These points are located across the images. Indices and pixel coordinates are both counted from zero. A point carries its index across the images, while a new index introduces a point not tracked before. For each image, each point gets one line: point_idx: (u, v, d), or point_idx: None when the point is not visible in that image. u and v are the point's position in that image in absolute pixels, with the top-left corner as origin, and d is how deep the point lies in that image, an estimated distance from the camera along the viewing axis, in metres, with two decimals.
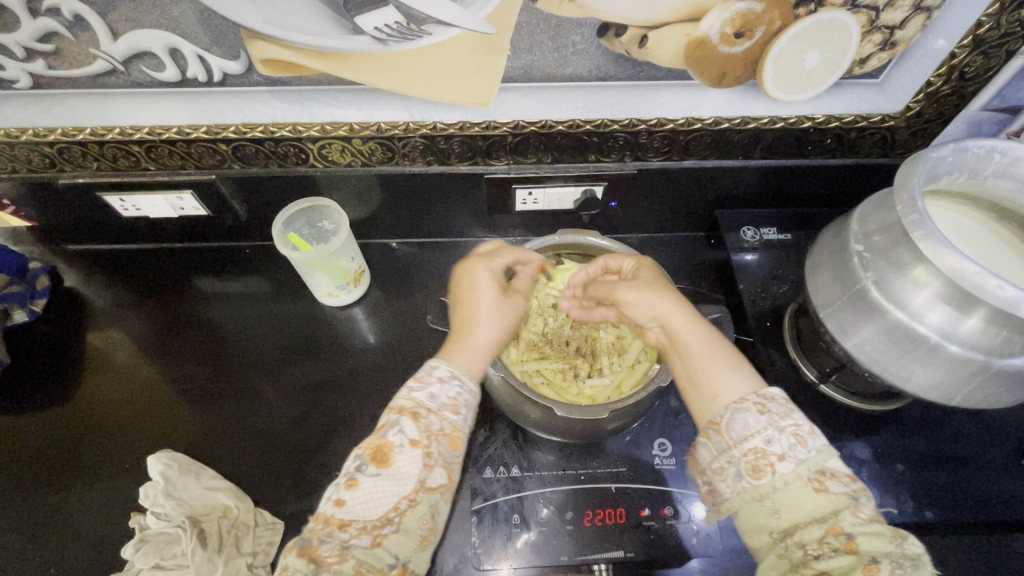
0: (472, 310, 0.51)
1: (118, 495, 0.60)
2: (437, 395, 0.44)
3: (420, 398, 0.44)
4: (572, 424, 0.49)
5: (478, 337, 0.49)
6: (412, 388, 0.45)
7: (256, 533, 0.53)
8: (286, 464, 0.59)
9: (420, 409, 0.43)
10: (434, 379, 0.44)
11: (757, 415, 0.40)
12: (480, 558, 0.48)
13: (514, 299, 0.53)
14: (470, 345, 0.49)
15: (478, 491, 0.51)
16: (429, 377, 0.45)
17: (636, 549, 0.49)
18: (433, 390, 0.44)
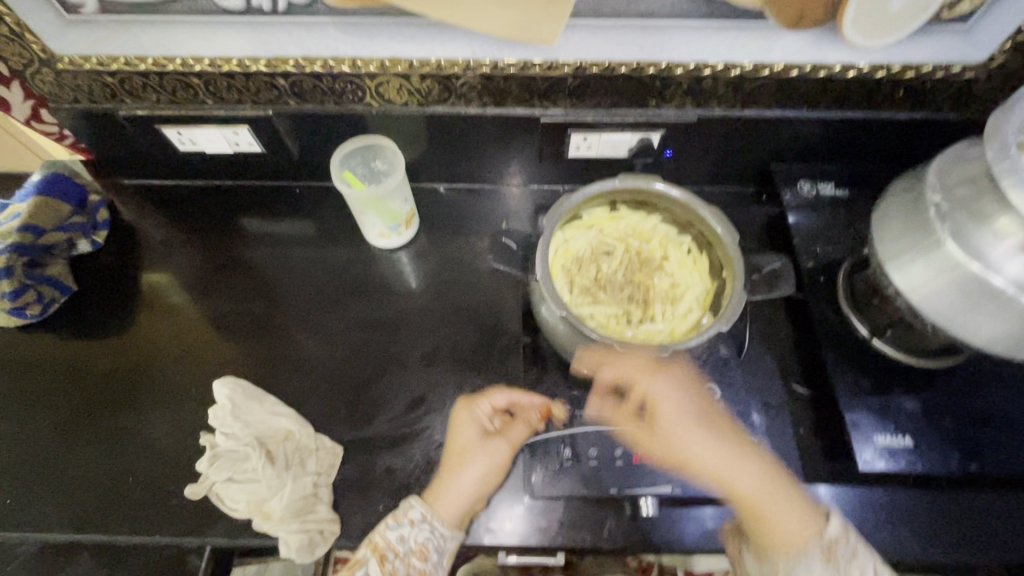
0: (457, 453, 0.54)
1: (186, 416, 0.62)
2: (406, 536, 0.50)
3: (391, 539, 0.49)
4: (626, 365, 0.51)
5: (457, 484, 0.52)
6: (388, 526, 0.50)
7: (319, 456, 0.55)
8: (341, 395, 0.61)
9: (388, 551, 0.49)
10: (405, 522, 0.50)
11: (822, 564, 0.42)
12: (535, 485, 0.52)
13: (496, 444, 0.54)
14: (450, 487, 0.52)
15: (533, 426, 0.55)
16: (404, 518, 0.50)
17: (682, 485, 0.51)
18: (404, 533, 0.50)
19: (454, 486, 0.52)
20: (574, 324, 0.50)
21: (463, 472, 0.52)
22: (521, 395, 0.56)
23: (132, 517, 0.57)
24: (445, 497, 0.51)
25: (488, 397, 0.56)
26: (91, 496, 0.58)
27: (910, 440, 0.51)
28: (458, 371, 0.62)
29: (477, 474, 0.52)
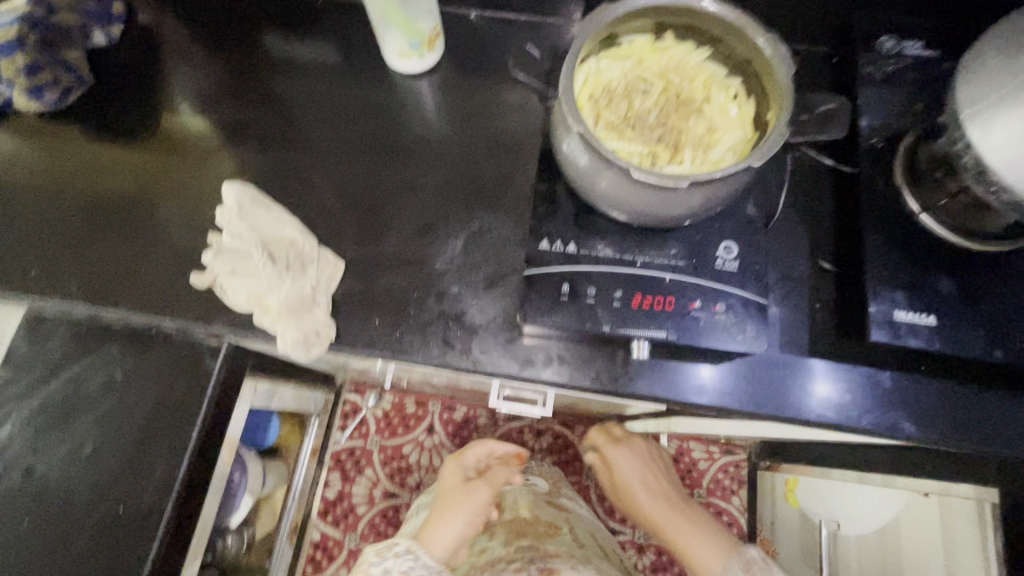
0: (450, 496, 0.89)
1: (200, 217, 0.63)
2: (390, 566, 0.73)
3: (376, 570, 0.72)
4: (643, 201, 0.46)
5: (447, 529, 0.83)
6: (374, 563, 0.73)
7: (320, 265, 0.56)
8: (352, 214, 0.61)
9: None
10: (389, 555, 0.74)
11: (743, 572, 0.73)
12: (528, 316, 0.50)
13: (477, 484, 0.92)
14: (439, 535, 0.82)
15: (534, 258, 0.51)
16: (388, 553, 0.75)
17: (678, 332, 0.48)
18: (387, 565, 0.72)
19: (441, 533, 0.82)
20: (592, 145, 0.44)
21: (455, 514, 0.85)
22: (498, 446, 1.04)
23: (144, 299, 0.60)
24: (435, 544, 0.81)
25: (472, 453, 1.02)
26: (105, 277, 0.61)
27: (934, 318, 0.48)
28: (467, 207, 0.60)
29: (465, 511, 0.85)
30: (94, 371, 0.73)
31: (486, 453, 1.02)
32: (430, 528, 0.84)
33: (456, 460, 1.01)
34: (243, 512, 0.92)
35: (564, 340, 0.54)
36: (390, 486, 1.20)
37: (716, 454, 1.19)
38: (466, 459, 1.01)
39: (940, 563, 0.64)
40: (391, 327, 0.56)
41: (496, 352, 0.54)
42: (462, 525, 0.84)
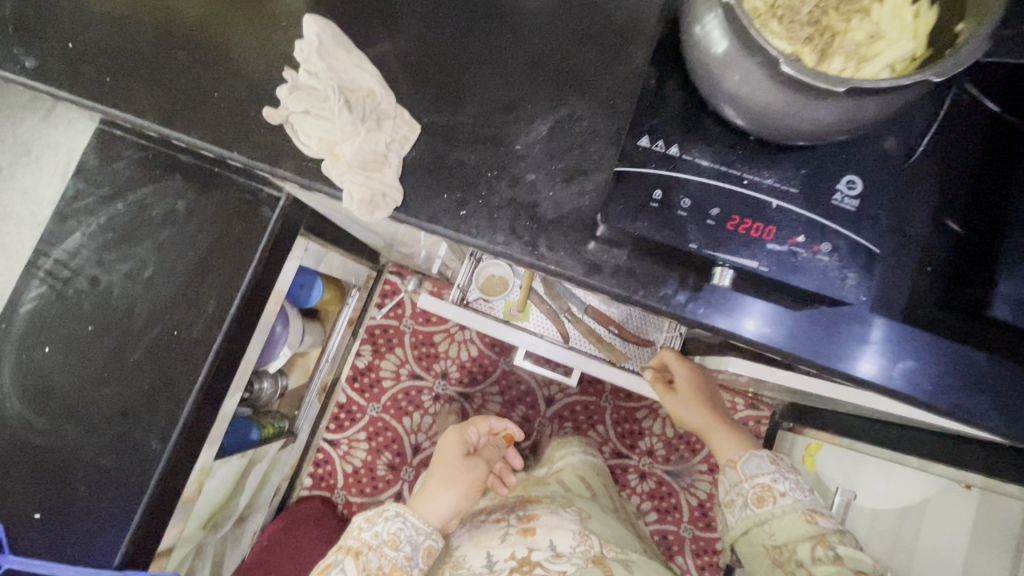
0: (442, 466, 0.85)
1: (273, 46, 0.59)
2: (381, 531, 0.71)
3: (367, 536, 0.71)
4: (777, 101, 0.39)
5: (444, 498, 0.79)
6: (367, 528, 0.72)
7: (396, 123, 0.53)
8: (435, 72, 0.55)
9: (362, 548, 0.70)
10: (379, 520, 0.72)
11: (768, 461, 0.71)
12: (610, 217, 0.46)
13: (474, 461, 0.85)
14: (435, 503, 0.78)
15: (628, 155, 0.46)
16: (379, 518, 0.73)
17: (771, 265, 0.44)
18: (378, 529, 0.72)
19: (444, 497, 0.79)
20: (745, 19, 0.37)
21: (452, 489, 0.80)
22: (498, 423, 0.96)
23: (210, 128, 0.57)
24: (435, 507, 0.78)
25: (476, 427, 0.95)
26: (174, 96, 0.58)
27: None
28: (559, 89, 0.54)
29: (461, 482, 0.81)
30: (158, 196, 0.74)
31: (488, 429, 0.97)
32: (430, 493, 0.80)
33: (456, 432, 0.92)
34: (280, 362, 0.97)
35: (638, 252, 0.51)
36: (416, 369, 1.24)
37: (739, 406, 1.19)
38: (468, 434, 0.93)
39: (957, 553, 0.63)
40: (458, 203, 0.52)
41: (564, 252, 0.51)
42: (462, 491, 0.80)
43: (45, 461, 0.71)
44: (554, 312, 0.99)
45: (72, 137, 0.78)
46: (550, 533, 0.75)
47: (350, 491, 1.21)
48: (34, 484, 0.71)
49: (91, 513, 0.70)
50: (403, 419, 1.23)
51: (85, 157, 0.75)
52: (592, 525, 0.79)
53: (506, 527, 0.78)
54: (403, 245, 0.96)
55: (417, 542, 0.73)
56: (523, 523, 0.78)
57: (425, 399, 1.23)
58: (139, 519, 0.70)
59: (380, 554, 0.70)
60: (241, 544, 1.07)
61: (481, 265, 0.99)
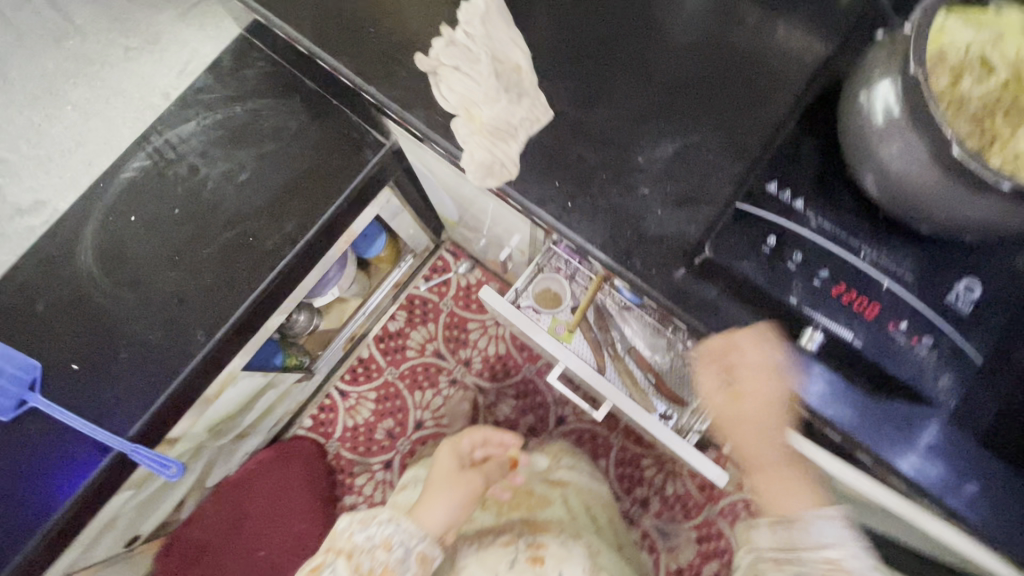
0: (439, 478, 0.82)
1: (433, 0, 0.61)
2: (373, 535, 0.72)
3: (360, 539, 0.71)
4: (928, 182, 0.39)
5: (438, 510, 0.76)
6: (360, 531, 0.72)
7: (534, 103, 0.54)
8: (577, 64, 0.56)
9: (352, 553, 0.71)
10: (372, 527, 0.72)
11: (835, 527, 0.52)
12: (719, 250, 0.46)
13: (469, 475, 0.82)
14: (430, 515, 0.76)
15: (753, 194, 0.46)
16: (369, 524, 0.73)
17: (865, 343, 0.44)
18: (369, 533, 0.72)
19: (437, 513, 0.76)
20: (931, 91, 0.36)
21: (445, 505, 0.77)
22: (496, 436, 0.90)
23: (355, 58, 0.60)
24: (428, 519, 0.76)
25: (469, 436, 0.89)
26: (331, 19, 0.61)
27: None
28: (693, 116, 0.55)
29: (454, 499, 0.78)
30: (276, 111, 0.78)
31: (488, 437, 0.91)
32: (424, 507, 0.77)
33: (452, 440, 0.89)
34: (326, 299, 1.00)
35: (726, 292, 0.50)
36: (442, 348, 1.24)
37: (746, 486, 1.15)
38: (464, 443, 0.88)
39: None
40: (567, 194, 0.53)
41: (654, 271, 0.51)
42: (456, 507, 0.78)
43: (92, 317, 0.74)
44: (600, 343, 0.82)
45: (201, 45, 0.81)
46: (559, 563, 0.78)
47: (343, 444, 1.20)
48: (77, 337, 0.73)
49: (121, 379, 0.72)
50: (414, 392, 1.22)
51: (220, 61, 0.80)
52: (597, 557, 0.83)
53: (515, 551, 0.81)
54: (474, 225, 0.97)
55: (408, 547, 0.72)
56: (531, 550, 0.81)
57: (442, 379, 1.23)
58: (163, 401, 0.72)
59: (372, 557, 0.70)
60: (232, 460, 1.09)
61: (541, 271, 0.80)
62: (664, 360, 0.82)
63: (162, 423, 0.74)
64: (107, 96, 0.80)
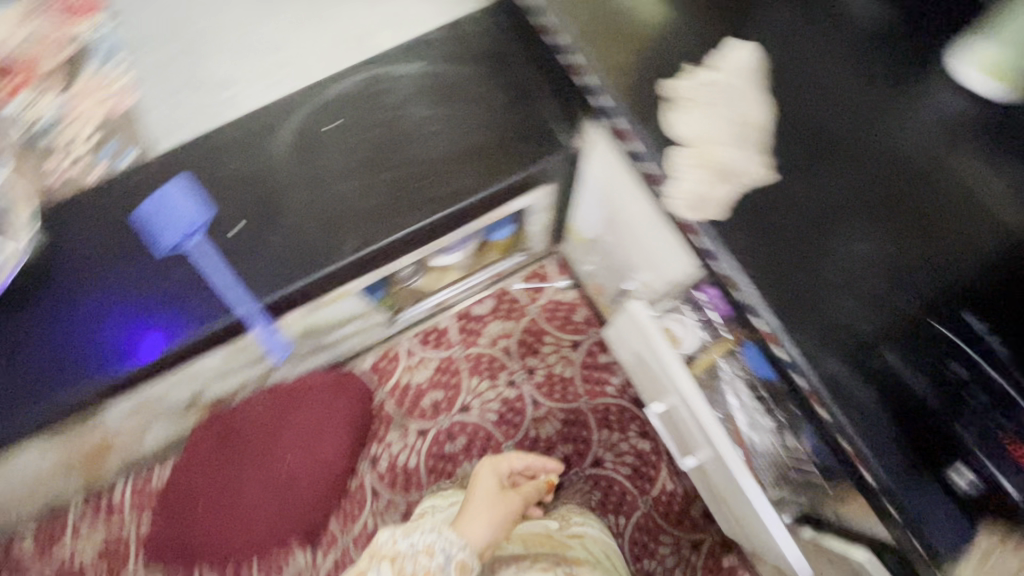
0: (483, 496, 0.92)
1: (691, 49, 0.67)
2: (416, 542, 0.78)
3: (405, 544, 0.78)
4: None
5: (482, 527, 0.84)
6: (404, 542, 0.78)
7: (755, 161, 0.60)
8: (802, 148, 0.61)
9: (397, 557, 0.77)
10: (414, 536, 0.79)
11: None
12: (892, 358, 0.54)
13: (509, 497, 0.94)
14: (474, 531, 0.83)
15: (942, 323, 0.54)
16: (410, 535, 0.80)
17: (1012, 487, 0.49)
18: (412, 541, 0.79)
19: (482, 530, 0.83)
20: None
21: (486, 526, 0.84)
22: (534, 458, 1.07)
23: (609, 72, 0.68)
24: (473, 533, 0.83)
25: (508, 460, 1.03)
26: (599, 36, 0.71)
27: None
28: (891, 235, 0.57)
29: (495, 518, 0.87)
30: (485, 82, 0.85)
31: (524, 461, 1.06)
32: (465, 520, 0.86)
33: (490, 460, 1.01)
34: (450, 260, 1.11)
35: (880, 398, 0.53)
36: (513, 348, 1.25)
37: None
38: (501, 466, 1.01)
39: None
40: (754, 254, 0.57)
41: (812, 355, 0.54)
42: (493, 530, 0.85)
43: (265, 192, 0.81)
44: None
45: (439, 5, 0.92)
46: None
47: (390, 396, 1.23)
48: (247, 204, 0.81)
49: (269, 254, 0.79)
50: (472, 377, 1.24)
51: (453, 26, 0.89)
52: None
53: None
54: (603, 251, 0.97)
55: (449, 554, 0.77)
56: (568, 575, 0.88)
57: (502, 375, 1.24)
58: (298, 287, 0.78)
59: (415, 561, 0.76)
60: (299, 367, 1.15)
61: (668, 309, 0.78)
62: (761, 443, 0.74)
63: (287, 306, 0.79)
64: (349, 20, 0.92)
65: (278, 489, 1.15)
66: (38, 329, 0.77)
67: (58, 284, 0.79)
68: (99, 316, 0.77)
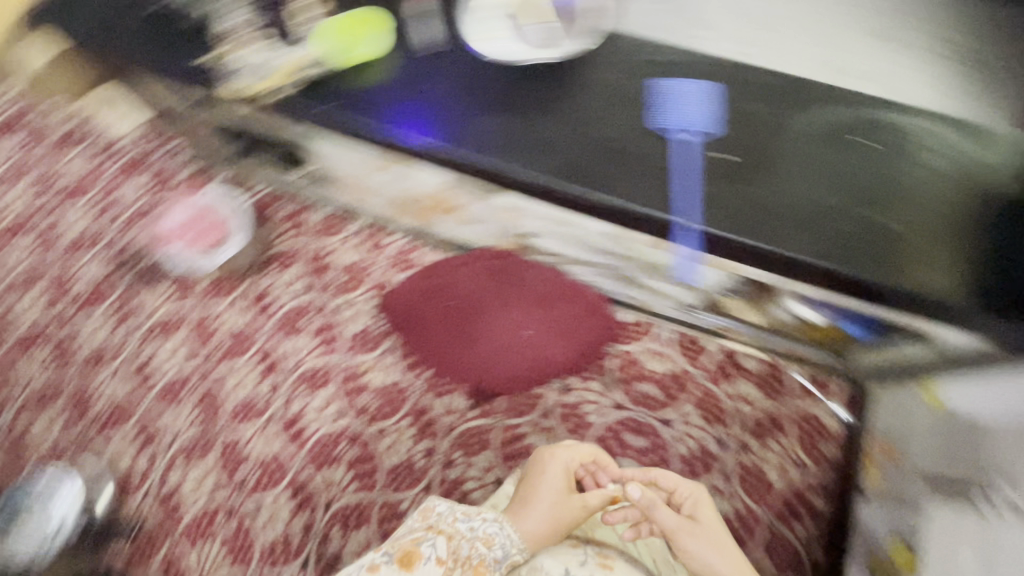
0: (541, 489, 1.01)
1: None
2: (474, 527, 0.91)
3: (464, 526, 0.90)
4: None
5: (531, 518, 0.97)
6: (463, 520, 0.91)
7: None
8: None
9: (455, 534, 0.89)
10: (476, 517, 0.92)
11: None
12: None
13: (566, 499, 1.00)
14: (527, 522, 0.97)
15: None
16: (474, 516, 0.92)
17: None
18: (473, 523, 0.91)
19: (529, 519, 0.97)
20: None
21: (533, 517, 0.97)
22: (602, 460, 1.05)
23: None
24: (524, 521, 0.97)
25: (576, 453, 1.05)
26: None
27: None
28: None
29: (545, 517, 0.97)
30: None
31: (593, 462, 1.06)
32: (520, 507, 0.99)
33: (559, 451, 1.05)
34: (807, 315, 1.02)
35: None
36: (745, 416, 1.19)
37: None
38: (568, 459, 1.05)
39: None
40: None
41: None
42: (540, 523, 0.97)
43: (769, 152, 0.83)
44: None
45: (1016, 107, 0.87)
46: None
47: (621, 359, 1.23)
48: (751, 149, 0.83)
49: (739, 197, 0.81)
50: (692, 406, 1.21)
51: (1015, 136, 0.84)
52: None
53: (587, 557, 0.95)
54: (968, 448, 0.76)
55: (506, 550, 0.91)
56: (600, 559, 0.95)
57: (718, 428, 1.19)
58: (741, 242, 0.79)
59: (472, 546, 0.89)
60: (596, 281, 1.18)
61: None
62: None
63: (715, 246, 0.81)
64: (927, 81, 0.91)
65: (491, 340, 1.25)
66: (445, 94, 0.90)
67: (514, 79, 0.90)
68: (562, 129, 0.86)
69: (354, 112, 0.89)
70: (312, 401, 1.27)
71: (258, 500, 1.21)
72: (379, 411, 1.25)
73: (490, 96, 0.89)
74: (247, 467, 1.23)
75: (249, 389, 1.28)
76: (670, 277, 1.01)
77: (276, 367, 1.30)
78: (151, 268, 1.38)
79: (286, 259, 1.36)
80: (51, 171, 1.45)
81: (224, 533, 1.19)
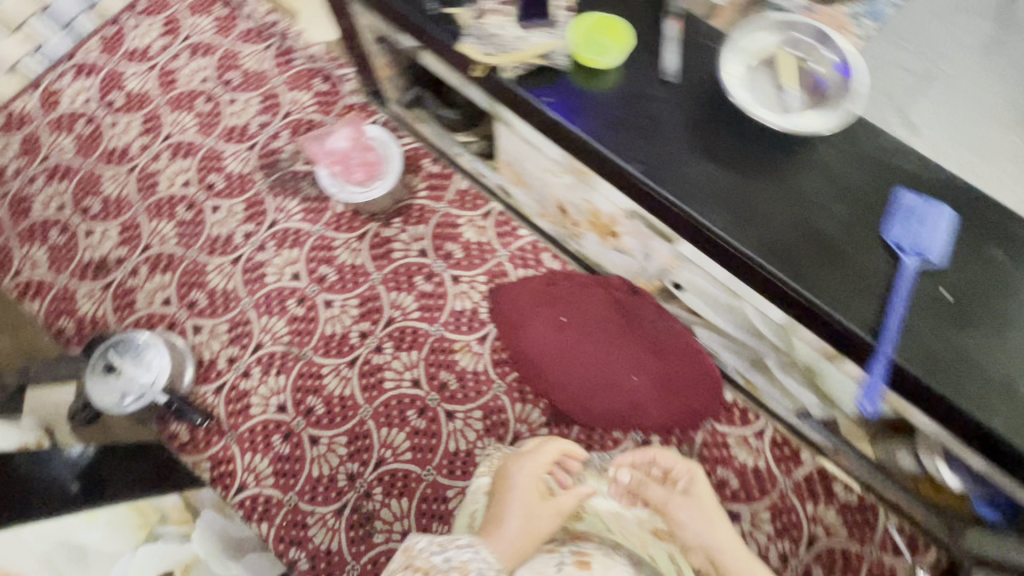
0: (511, 500, 0.95)
1: None
2: (450, 557, 0.81)
3: (440, 557, 0.80)
4: None
5: (506, 533, 0.90)
6: (438, 552, 0.81)
7: None
8: None
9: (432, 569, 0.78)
10: (451, 547, 0.83)
11: None
12: None
13: (538, 502, 0.94)
14: (501, 538, 0.89)
15: None
16: (449, 546, 0.83)
17: None
18: (450, 554, 0.81)
19: (506, 530, 0.90)
20: None
21: (510, 526, 0.91)
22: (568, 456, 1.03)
23: None
24: (501, 539, 0.89)
25: (541, 453, 1.02)
26: None
27: None
28: None
29: (522, 528, 0.90)
30: None
31: (559, 460, 1.02)
32: (493, 520, 0.93)
33: (525, 458, 1.01)
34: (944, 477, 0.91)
35: None
36: (818, 542, 1.12)
37: None
38: (535, 465, 1.00)
39: None
40: None
41: None
42: (518, 532, 0.90)
43: (997, 303, 0.74)
44: None
45: None
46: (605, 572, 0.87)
47: (710, 435, 1.18)
48: (976, 293, 0.75)
49: (948, 340, 0.73)
50: (766, 510, 1.14)
51: None
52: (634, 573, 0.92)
53: (563, 557, 0.90)
54: None
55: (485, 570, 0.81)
56: (578, 558, 0.90)
57: (785, 542, 1.12)
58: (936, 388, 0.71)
59: None
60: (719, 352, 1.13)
61: None
62: None
63: (902, 380, 0.73)
64: None
65: (585, 363, 1.21)
66: (661, 120, 0.83)
67: (738, 131, 0.83)
68: (773, 203, 0.80)
69: (570, 116, 0.83)
70: (395, 360, 1.27)
71: (315, 434, 1.22)
72: (455, 393, 1.24)
73: (710, 144, 0.82)
74: (315, 398, 1.24)
75: (340, 326, 1.29)
76: (811, 379, 0.94)
77: (372, 315, 1.30)
78: (290, 178, 1.40)
79: (415, 215, 1.36)
80: (231, 57, 1.50)
81: (276, 452, 1.21)
